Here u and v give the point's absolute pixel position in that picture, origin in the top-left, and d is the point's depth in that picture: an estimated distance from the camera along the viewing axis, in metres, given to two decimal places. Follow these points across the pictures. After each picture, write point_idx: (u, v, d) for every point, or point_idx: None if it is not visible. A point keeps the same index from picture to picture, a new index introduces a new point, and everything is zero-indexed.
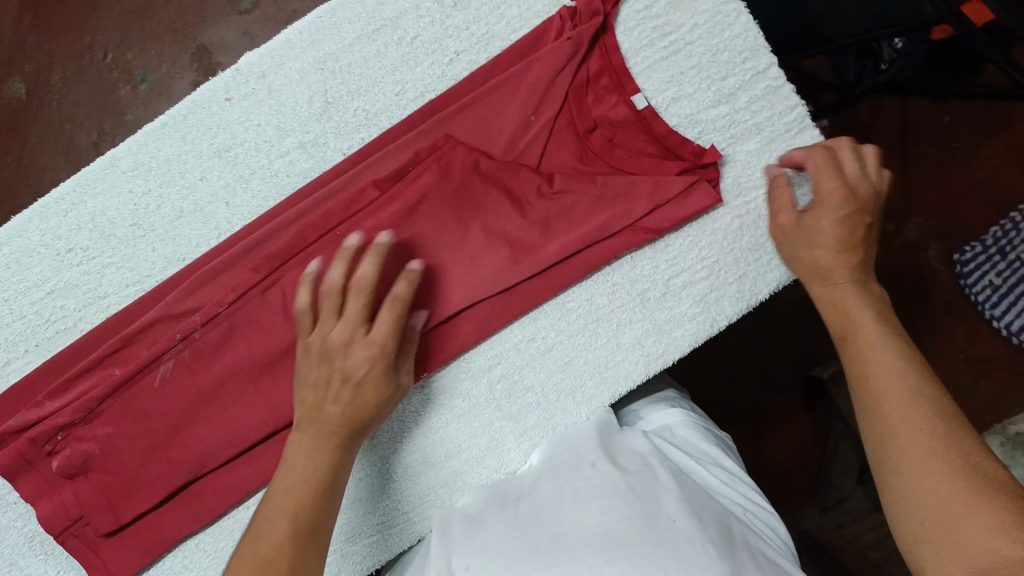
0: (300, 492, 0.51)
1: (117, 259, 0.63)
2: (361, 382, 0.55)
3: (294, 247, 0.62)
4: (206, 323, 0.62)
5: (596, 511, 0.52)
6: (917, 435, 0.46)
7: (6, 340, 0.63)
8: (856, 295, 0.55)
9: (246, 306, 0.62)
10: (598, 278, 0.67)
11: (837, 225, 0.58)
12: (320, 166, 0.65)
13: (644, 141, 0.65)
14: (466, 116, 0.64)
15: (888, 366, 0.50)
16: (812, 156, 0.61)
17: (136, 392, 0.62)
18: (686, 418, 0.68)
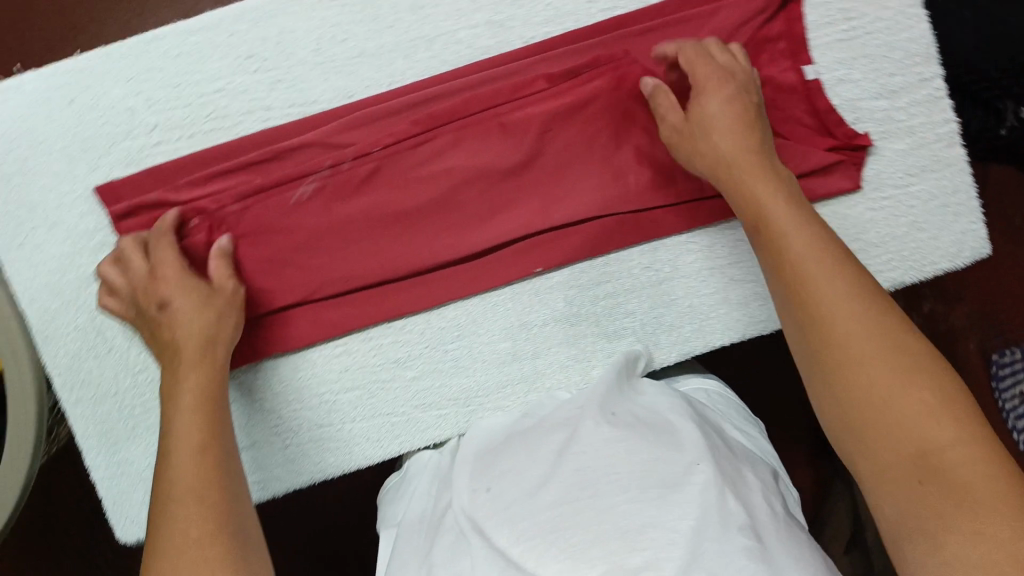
0: (202, 395, 0.57)
1: (290, 78, 0.65)
2: (174, 310, 0.60)
3: (455, 112, 0.65)
4: (358, 158, 0.65)
5: (620, 452, 0.57)
6: (852, 329, 0.49)
7: (165, 124, 0.65)
8: (761, 185, 0.58)
9: (396, 155, 0.66)
10: (726, 228, 0.69)
11: (725, 108, 0.60)
12: (501, 47, 0.67)
13: (803, 112, 0.68)
14: (645, 39, 0.66)
15: (817, 272, 0.52)
16: (684, 47, 0.63)
17: (270, 204, 0.65)
18: (723, 388, 0.71)
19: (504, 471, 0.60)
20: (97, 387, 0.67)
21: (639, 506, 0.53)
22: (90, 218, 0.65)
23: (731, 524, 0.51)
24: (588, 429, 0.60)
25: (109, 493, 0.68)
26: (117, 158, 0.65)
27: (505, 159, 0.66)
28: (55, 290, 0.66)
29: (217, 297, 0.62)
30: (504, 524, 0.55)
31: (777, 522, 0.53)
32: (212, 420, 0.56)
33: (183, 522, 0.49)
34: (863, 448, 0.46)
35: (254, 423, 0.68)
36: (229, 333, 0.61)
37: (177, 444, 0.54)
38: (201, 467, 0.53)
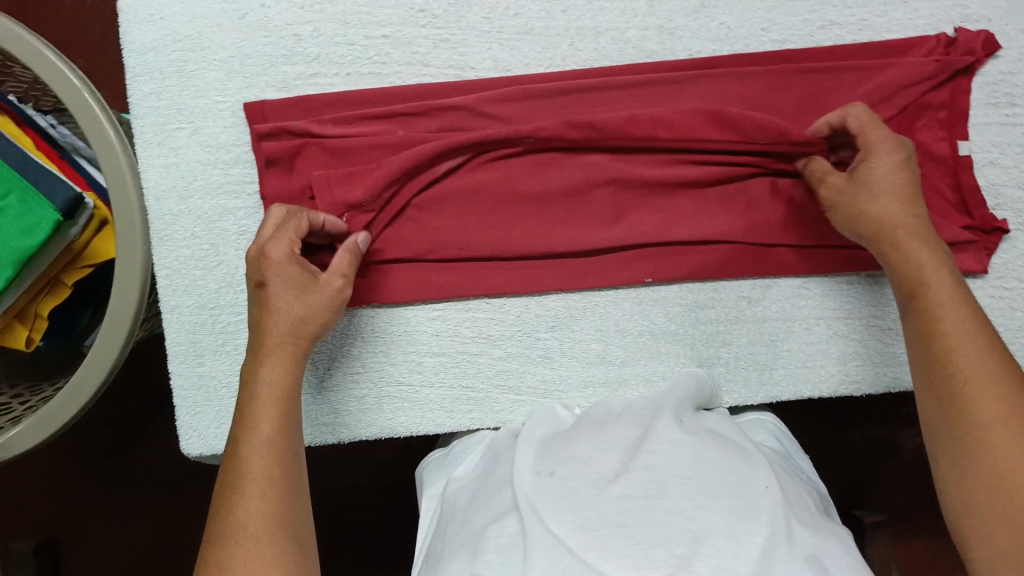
0: (285, 387, 0.56)
1: (455, 40, 0.66)
2: (269, 292, 0.58)
3: (616, 125, 0.65)
4: (506, 141, 0.65)
5: (688, 458, 0.56)
6: (1001, 429, 0.50)
7: (325, 57, 0.66)
8: (930, 259, 0.57)
9: (543, 144, 0.66)
10: (839, 279, 0.68)
11: (892, 173, 0.59)
12: (664, 54, 0.67)
13: (946, 184, 0.67)
14: (807, 79, 0.66)
15: (965, 347, 0.53)
16: (852, 114, 0.61)
17: (406, 159, 0.65)
18: (778, 421, 0.69)
19: (565, 458, 0.58)
20: (197, 297, 0.68)
21: (703, 512, 0.52)
22: (232, 132, 0.66)
23: (796, 551, 0.50)
24: (657, 432, 0.59)
25: (185, 403, 0.68)
26: (272, 80, 0.66)
27: (646, 171, 0.67)
28: (182, 194, 0.67)
29: (317, 292, 0.59)
30: (564, 512, 0.53)
31: (842, 549, 0.52)
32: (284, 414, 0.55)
33: (250, 521, 0.50)
34: (987, 549, 0.48)
35: (336, 367, 0.68)
36: (313, 332, 0.58)
37: (252, 433, 0.53)
38: (272, 465, 0.52)
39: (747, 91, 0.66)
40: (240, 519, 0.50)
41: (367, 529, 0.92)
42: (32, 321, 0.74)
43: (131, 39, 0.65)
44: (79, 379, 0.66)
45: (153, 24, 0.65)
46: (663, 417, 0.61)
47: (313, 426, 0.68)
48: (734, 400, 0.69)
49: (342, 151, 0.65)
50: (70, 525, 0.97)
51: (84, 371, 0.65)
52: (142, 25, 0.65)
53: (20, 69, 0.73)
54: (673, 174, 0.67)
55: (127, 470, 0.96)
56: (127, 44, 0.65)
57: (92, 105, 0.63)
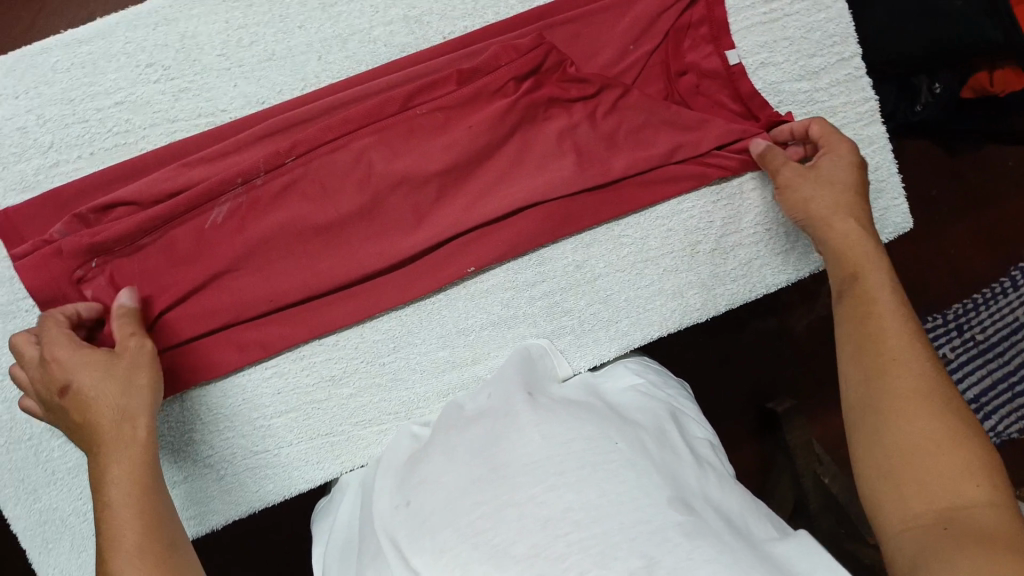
0: (140, 452, 0.50)
1: (196, 87, 0.62)
2: (75, 388, 0.52)
3: (371, 115, 0.62)
4: (272, 171, 0.61)
5: (535, 438, 0.50)
6: (905, 375, 0.47)
7: (61, 143, 0.61)
8: (852, 228, 0.58)
9: (314, 163, 0.62)
10: (654, 215, 0.68)
11: (826, 172, 0.61)
12: (419, 44, 0.65)
13: (728, 97, 0.67)
14: (564, 31, 0.65)
15: (874, 285, 0.54)
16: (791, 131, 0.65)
17: (187, 225, 0.61)
18: (641, 360, 0.68)
19: (418, 481, 0.52)
20: (10, 431, 0.63)
21: (558, 494, 0.45)
22: None
23: (659, 496, 0.46)
24: (513, 421, 0.52)
25: (34, 543, 0.63)
26: (10, 183, 0.60)
27: (430, 163, 0.63)
28: None
29: (120, 359, 0.54)
30: (423, 544, 0.47)
31: (711, 485, 0.51)
32: (140, 470, 0.50)
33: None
34: (874, 454, 0.46)
35: (185, 457, 0.64)
36: (146, 399, 0.53)
37: (113, 489, 0.48)
38: (137, 521, 0.47)
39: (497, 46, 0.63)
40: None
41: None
42: None
43: None
44: None
45: None
46: (512, 394, 0.56)
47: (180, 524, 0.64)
48: (593, 360, 0.69)
49: (100, 245, 0.59)
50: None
51: None
52: None
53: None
54: (452, 154, 0.63)
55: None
56: None
57: None
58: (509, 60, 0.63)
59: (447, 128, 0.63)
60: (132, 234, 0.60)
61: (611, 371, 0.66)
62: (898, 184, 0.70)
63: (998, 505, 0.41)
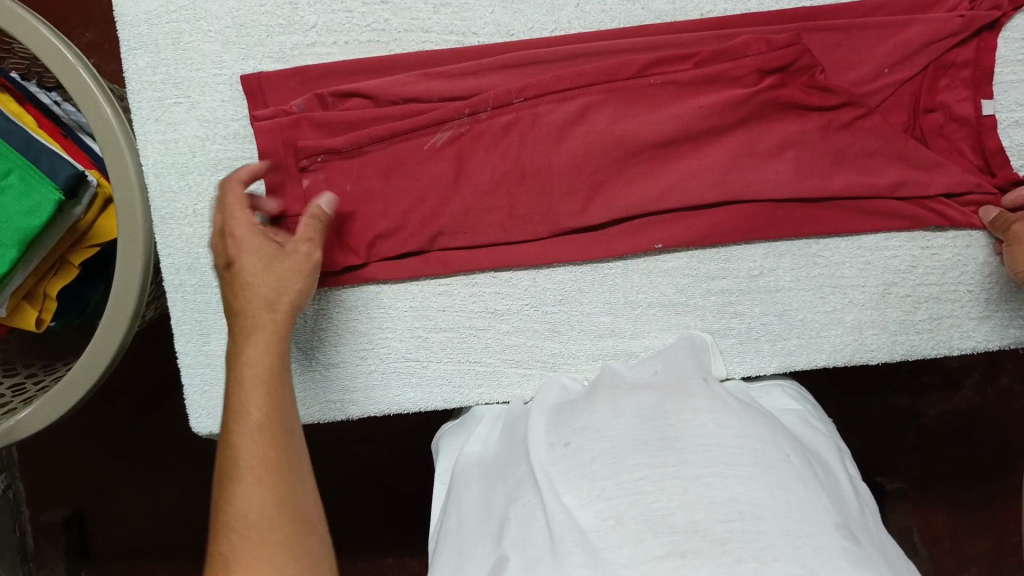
0: (275, 344, 0.55)
1: (457, 4, 0.64)
2: (239, 269, 0.56)
3: (604, 74, 0.62)
4: (498, 108, 0.63)
5: (710, 423, 0.52)
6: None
7: (323, 26, 0.64)
8: None
9: (540, 108, 0.63)
10: (856, 243, 0.66)
11: None
12: (675, 15, 0.65)
13: (968, 146, 0.65)
14: (824, 38, 0.63)
15: None
16: None
17: (410, 141, 0.63)
18: (799, 388, 0.67)
19: (581, 426, 0.55)
20: (201, 276, 0.66)
21: (726, 482, 0.47)
22: (230, 106, 0.65)
23: (828, 521, 0.46)
24: (686, 403, 0.54)
25: (194, 381, 0.67)
26: (270, 51, 0.64)
27: (649, 134, 0.63)
28: (183, 170, 0.65)
29: (285, 260, 0.57)
30: (581, 482, 0.50)
31: (866, 527, 0.50)
32: (275, 358, 0.55)
33: (245, 453, 0.51)
34: None
35: (342, 341, 0.67)
36: (291, 305, 0.57)
37: (246, 368, 0.54)
38: (263, 401, 0.53)
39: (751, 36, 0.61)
40: (238, 447, 0.51)
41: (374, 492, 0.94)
42: (40, 301, 0.75)
43: (124, 12, 0.63)
44: (86, 362, 0.65)
45: None
46: (688, 380, 0.58)
47: (321, 403, 0.68)
48: (746, 370, 0.68)
49: (324, 130, 0.63)
50: (89, 495, 0.98)
51: (90, 354, 0.65)
52: None
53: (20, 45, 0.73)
54: (676, 128, 0.63)
55: (140, 440, 0.97)
56: (121, 16, 0.63)
57: (87, 82, 0.61)
58: (756, 52, 0.61)
59: (676, 105, 0.63)
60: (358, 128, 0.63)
61: (763, 388, 0.67)
62: None
63: None
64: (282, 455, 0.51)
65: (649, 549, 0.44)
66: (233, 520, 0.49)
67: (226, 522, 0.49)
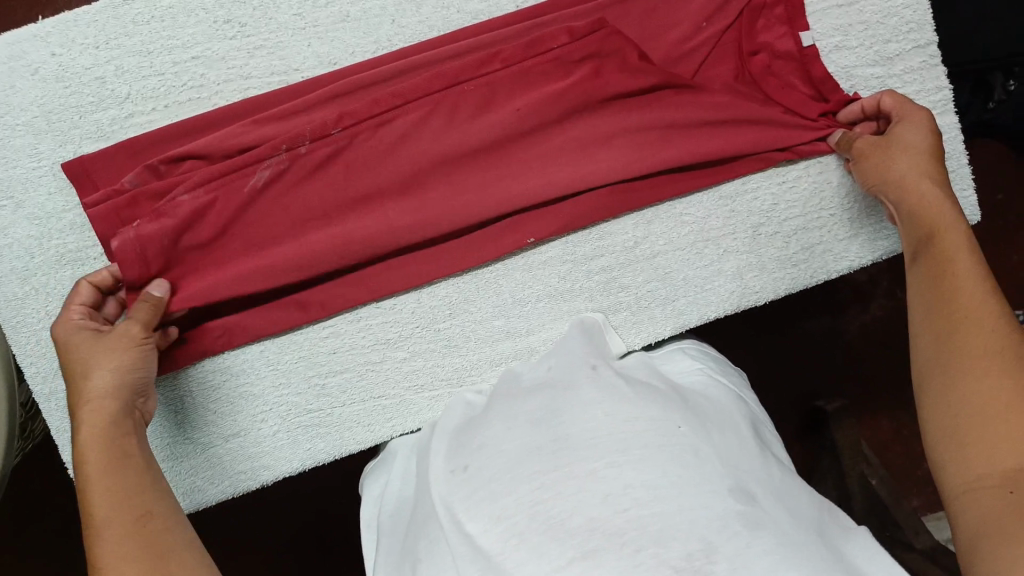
0: (111, 430, 0.52)
1: (271, 44, 0.62)
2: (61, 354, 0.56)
3: (420, 89, 0.62)
4: (317, 140, 0.61)
5: (599, 415, 0.52)
6: (982, 339, 0.49)
7: (137, 94, 0.61)
8: (931, 194, 0.58)
9: (361, 137, 0.61)
10: (718, 195, 0.67)
11: (925, 133, 0.60)
12: (492, 11, 0.64)
13: (798, 78, 0.66)
14: (636, 6, 0.64)
15: (954, 251, 0.54)
16: (886, 98, 0.63)
17: (230, 185, 0.61)
18: (698, 346, 0.68)
19: (478, 445, 0.54)
20: None
21: (618, 470, 0.48)
22: (58, 198, 0.61)
23: (720, 487, 0.48)
24: (575, 396, 0.55)
25: None
26: (88, 131, 0.61)
27: (475, 137, 0.62)
28: (24, 275, 0.62)
29: (105, 341, 0.55)
30: (483, 504, 0.49)
31: (763, 477, 0.51)
32: (110, 472, 0.49)
33: (106, 549, 0.46)
34: (938, 411, 0.49)
35: (239, 410, 0.65)
36: (106, 385, 0.53)
37: (84, 467, 0.50)
38: (109, 488, 0.49)
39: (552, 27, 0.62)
40: (98, 540, 0.46)
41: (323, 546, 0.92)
42: None
43: None
44: None
45: None
46: (577, 374, 0.58)
47: (230, 477, 0.66)
48: (644, 339, 0.68)
49: (144, 199, 0.60)
50: None
51: None
52: None
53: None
54: (510, 129, 0.63)
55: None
56: None
57: None
58: (561, 42, 0.62)
59: (500, 103, 0.63)
60: (186, 187, 0.60)
61: (670, 355, 0.66)
62: (970, 177, 0.68)
63: None
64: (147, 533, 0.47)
65: (553, 559, 0.44)
66: None
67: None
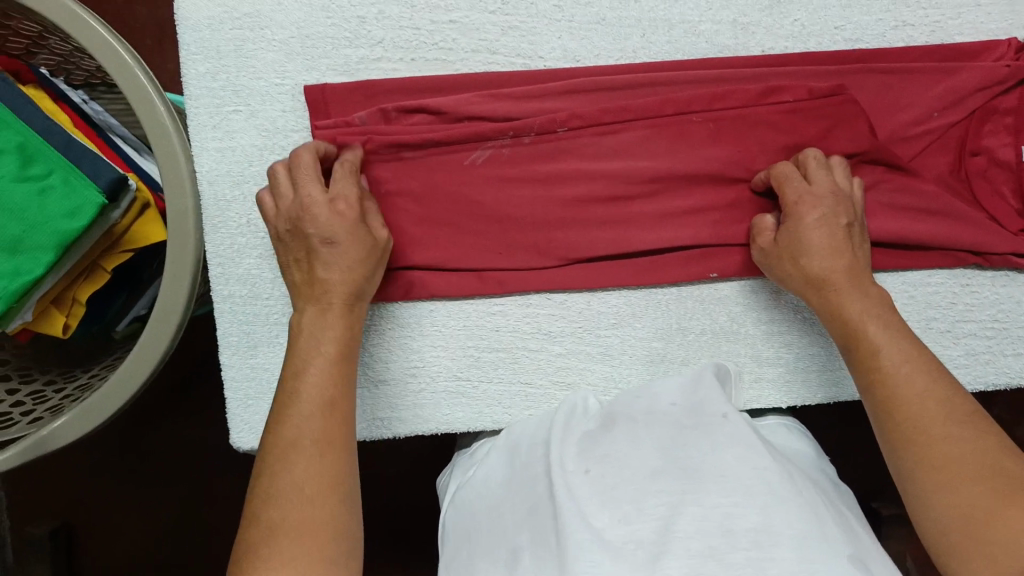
0: (342, 322, 0.57)
1: (525, 28, 0.64)
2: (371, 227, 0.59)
3: (649, 111, 0.64)
4: (543, 134, 0.64)
5: (729, 457, 0.51)
6: (964, 469, 0.49)
7: (390, 42, 0.64)
8: (858, 303, 0.58)
9: (579, 141, 0.65)
10: (902, 279, 0.67)
11: (822, 230, 0.59)
12: (738, 49, 0.66)
13: (1011, 190, 0.67)
14: (876, 80, 0.65)
15: (895, 368, 0.54)
16: (783, 168, 0.62)
17: (452, 159, 0.64)
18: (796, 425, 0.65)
19: (602, 458, 0.54)
20: (253, 287, 0.65)
21: (743, 511, 0.47)
22: (290, 117, 0.64)
23: (840, 550, 0.45)
24: (708, 435, 0.53)
25: (237, 394, 0.66)
26: (334, 63, 0.64)
27: (685, 165, 0.64)
28: (238, 179, 0.64)
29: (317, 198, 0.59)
30: (604, 507, 0.49)
31: (880, 556, 0.48)
32: (343, 362, 0.56)
33: (303, 435, 0.51)
34: (932, 529, 0.49)
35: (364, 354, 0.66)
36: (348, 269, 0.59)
37: (321, 348, 0.55)
38: (328, 381, 0.54)
39: (790, 80, 0.64)
40: (295, 421, 0.51)
41: (385, 504, 0.93)
42: (68, 306, 0.73)
43: (186, 15, 0.62)
44: (126, 370, 0.63)
45: (209, 1, 0.62)
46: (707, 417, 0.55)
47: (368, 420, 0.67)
48: (792, 400, 0.68)
49: (373, 146, 0.62)
50: (81, 509, 0.94)
51: (131, 364, 0.63)
52: (198, 0, 0.62)
53: (86, 58, 0.75)
54: (724, 163, 0.64)
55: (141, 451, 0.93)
56: (181, 20, 0.62)
57: (144, 83, 0.60)
58: (797, 96, 0.64)
59: (721, 141, 0.65)
60: (411, 147, 0.63)
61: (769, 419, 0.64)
62: None
63: None
64: (345, 434, 0.52)
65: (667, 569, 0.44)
66: (279, 494, 0.49)
67: (259, 501, 0.49)
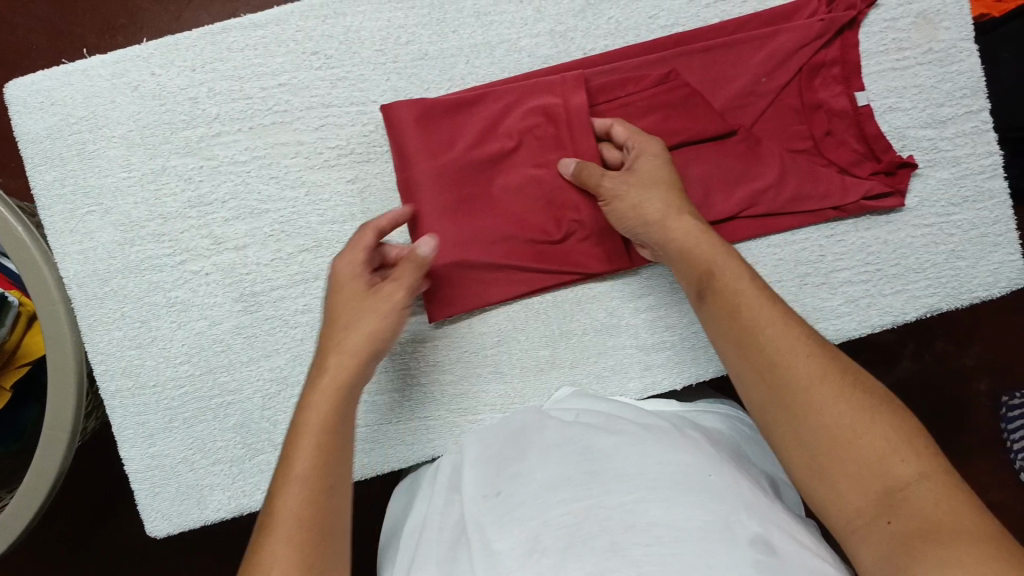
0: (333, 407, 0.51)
1: (353, 76, 0.66)
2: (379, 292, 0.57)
3: (484, 130, 0.64)
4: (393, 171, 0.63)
5: (632, 458, 0.47)
6: (828, 413, 0.45)
7: (225, 115, 0.65)
8: (701, 238, 0.56)
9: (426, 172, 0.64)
10: (767, 242, 0.68)
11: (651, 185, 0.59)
12: (562, 57, 0.68)
13: (852, 136, 0.68)
14: (701, 59, 0.67)
15: (752, 302, 0.51)
16: None
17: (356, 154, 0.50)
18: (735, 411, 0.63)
19: (511, 475, 0.50)
20: (138, 377, 0.66)
21: (647, 506, 0.43)
22: (143, 207, 0.65)
23: (740, 531, 0.41)
24: (590, 444, 0.50)
25: (144, 485, 0.66)
26: (176, 146, 0.65)
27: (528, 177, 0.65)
28: (104, 276, 0.65)
29: (375, 299, 0.57)
30: (511, 526, 0.45)
31: (807, 536, 0.44)
32: (321, 437, 0.49)
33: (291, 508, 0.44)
34: (808, 468, 0.45)
35: (241, 424, 0.66)
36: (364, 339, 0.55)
37: (301, 438, 0.49)
38: (312, 449, 0.48)
39: (617, 76, 0.66)
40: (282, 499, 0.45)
41: None
42: None
43: (23, 130, 0.64)
44: (30, 481, 0.62)
45: (44, 112, 0.64)
46: (621, 425, 0.52)
47: None
48: (686, 379, 0.68)
49: None
50: None
51: (33, 475, 0.62)
52: (32, 113, 0.64)
53: None
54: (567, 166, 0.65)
55: None
56: (20, 135, 0.64)
57: None
58: (628, 92, 0.66)
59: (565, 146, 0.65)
60: None
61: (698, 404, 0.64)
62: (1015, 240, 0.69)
63: (931, 476, 0.42)
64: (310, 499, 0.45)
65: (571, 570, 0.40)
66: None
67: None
